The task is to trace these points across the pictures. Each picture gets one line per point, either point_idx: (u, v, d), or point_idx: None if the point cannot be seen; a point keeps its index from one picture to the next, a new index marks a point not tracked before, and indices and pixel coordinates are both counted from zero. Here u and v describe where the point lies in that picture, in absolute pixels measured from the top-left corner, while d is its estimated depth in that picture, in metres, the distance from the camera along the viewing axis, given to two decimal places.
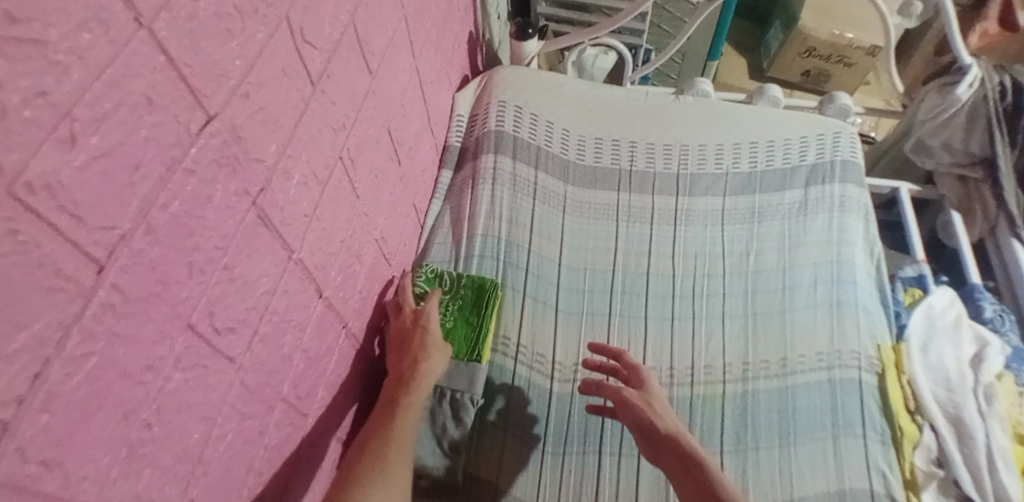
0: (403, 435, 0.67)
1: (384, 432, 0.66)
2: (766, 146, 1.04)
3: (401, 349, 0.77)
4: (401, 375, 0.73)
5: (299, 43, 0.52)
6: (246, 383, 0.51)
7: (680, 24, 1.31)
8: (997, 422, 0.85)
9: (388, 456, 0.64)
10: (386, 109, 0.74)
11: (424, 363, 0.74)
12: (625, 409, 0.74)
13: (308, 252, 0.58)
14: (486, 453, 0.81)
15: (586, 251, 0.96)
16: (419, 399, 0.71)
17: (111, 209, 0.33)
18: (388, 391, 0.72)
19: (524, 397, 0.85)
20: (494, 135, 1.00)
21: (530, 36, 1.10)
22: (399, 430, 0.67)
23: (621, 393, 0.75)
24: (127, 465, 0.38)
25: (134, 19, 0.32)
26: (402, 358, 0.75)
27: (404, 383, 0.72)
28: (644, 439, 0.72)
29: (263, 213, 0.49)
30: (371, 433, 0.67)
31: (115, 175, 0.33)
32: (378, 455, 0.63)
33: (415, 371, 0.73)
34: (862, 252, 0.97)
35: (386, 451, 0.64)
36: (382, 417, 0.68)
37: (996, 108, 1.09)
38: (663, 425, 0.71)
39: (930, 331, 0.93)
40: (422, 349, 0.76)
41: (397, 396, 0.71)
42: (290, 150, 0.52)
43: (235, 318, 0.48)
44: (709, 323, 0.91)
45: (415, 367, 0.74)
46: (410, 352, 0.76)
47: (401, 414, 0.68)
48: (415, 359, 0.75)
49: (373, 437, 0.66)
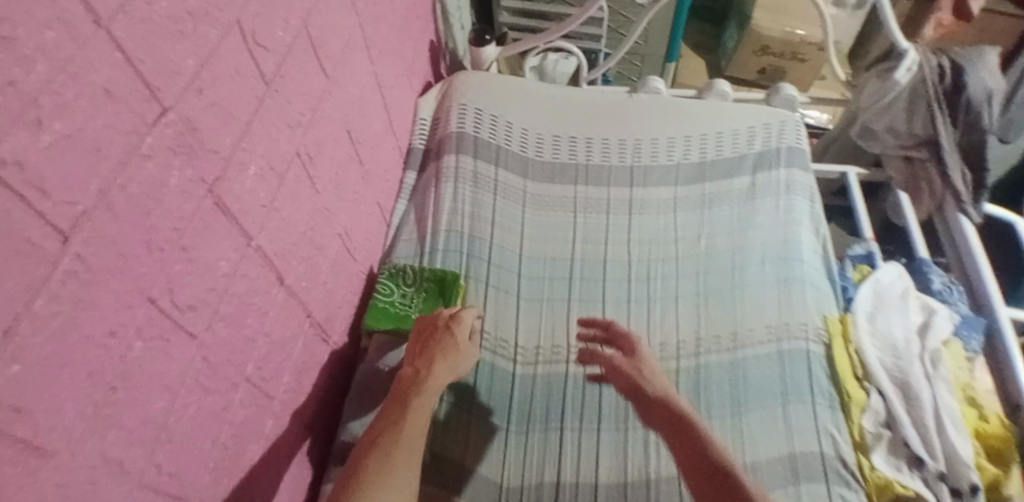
0: (413, 437, 0.64)
1: (394, 433, 0.64)
2: (715, 136, 1.10)
3: (424, 348, 0.76)
4: (419, 375, 0.72)
5: (251, 45, 0.57)
6: (208, 360, 0.55)
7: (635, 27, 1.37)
8: (944, 386, 0.92)
9: (397, 453, 0.62)
10: (344, 110, 0.80)
11: (445, 367, 0.74)
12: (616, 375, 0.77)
13: (266, 241, 0.63)
14: (453, 438, 0.84)
15: (546, 241, 1.01)
16: (430, 403, 0.69)
17: (74, 185, 0.37)
18: (402, 391, 0.70)
19: (475, 387, 0.88)
20: (455, 137, 1.06)
21: (488, 42, 1.15)
22: (409, 431, 0.64)
23: (611, 360, 0.78)
24: (94, 423, 0.42)
25: (93, 20, 0.38)
26: (424, 360, 0.74)
27: (420, 379, 0.71)
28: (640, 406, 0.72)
29: (219, 201, 0.54)
30: (380, 432, 0.65)
31: (77, 156, 0.37)
32: (387, 452, 0.62)
33: (435, 374, 0.72)
34: (809, 232, 1.02)
35: (395, 451, 0.62)
36: (393, 416, 0.66)
37: (935, 88, 1.15)
38: (653, 389, 0.73)
39: (878, 303, 1.00)
40: (448, 352, 0.75)
41: (411, 395, 0.69)
42: (244, 144, 0.58)
43: (194, 296, 0.52)
44: (664, 304, 0.96)
45: (435, 372, 0.73)
46: (434, 355, 0.75)
47: (412, 415, 0.66)
48: (437, 362, 0.74)
49: (384, 435, 0.64)
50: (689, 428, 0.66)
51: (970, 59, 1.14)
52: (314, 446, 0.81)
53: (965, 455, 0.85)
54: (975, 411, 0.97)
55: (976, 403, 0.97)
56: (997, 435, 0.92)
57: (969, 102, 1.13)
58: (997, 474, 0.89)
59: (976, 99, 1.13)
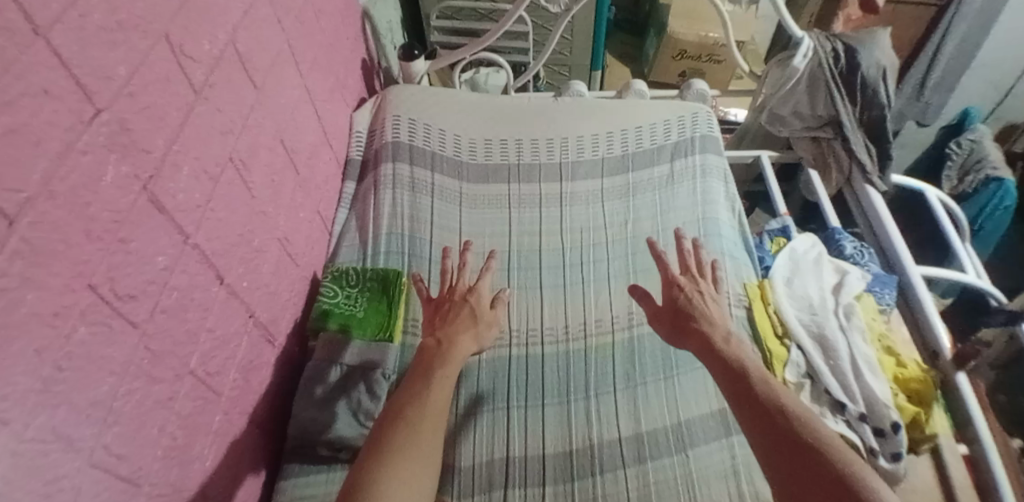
0: (438, 407, 0.69)
1: (418, 403, 0.68)
2: (635, 130, 1.19)
3: (444, 321, 0.81)
4: (441, 346, 0.76)
5: (180, 56, 0.63)
6: (151, 349, 0.59)
7: (547, 32, 1.46)
8: (857, 335, 0.99)
9: (422, 423, 0.66)
10: (276, 121, 0.86)
11: (465, 338, 0.79)
12: (668, 313, 0.80)
13: (204, 239, 0.68)
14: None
15: (483, 236, 1.07)
16: (454, 372, 0.74)
17: (17, 174, 0.42)
18: (425, 362, 0.74)
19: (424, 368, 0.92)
20: (391, 146, 1.12)
21: (416, 57, 1.23)
22: (433, 401, 0.69)
23: (673, 297, 0.81)
24: (42, 397, 0.45)
25: (33, 29, 0.43)
26: (444, 332, 0.79)
27: (443, 349, 0.76)
28: (683, 338, 0.77)
29: (154, 198, 0.59)
30: (404, 402, 0.69)
31: (20, 147, 0.42)
32: (412, 424, 0.66)
33: (457, 345, 0.77)
34: (725, 210, 1.12)
35: (422, 421, 0.66)
36: (417, 387, 0.70)
37: (831, 71, 1.23)
38: (705, 321, 0.77)
39: (794, 268, 1.09)
40: (469, 325, 0.81)
41: (433, 365, 0.74)
42: (176, 146, 0.63)
43: (135, 287, 0.56)
44: (597, 284, 1.03)
45: (457, 343, 0.77)
46: (455, 328, 0.80)
47: (436, 387, 0.70)
48: (459, 334, 0.79)
49: (409, 404, 0.68)
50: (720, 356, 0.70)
51: (860, 41, 1.22)
52: (263, 444, 0.83)
53: (883, 396, 0.91)
54: (893, 358, 1.01)
55: (892, 351, 1.02)
56: (915, 376, 0.96)
57: (864, 81, 1.22)
58: (917, 412, 0.93)
59: (870, 77, 1.22)
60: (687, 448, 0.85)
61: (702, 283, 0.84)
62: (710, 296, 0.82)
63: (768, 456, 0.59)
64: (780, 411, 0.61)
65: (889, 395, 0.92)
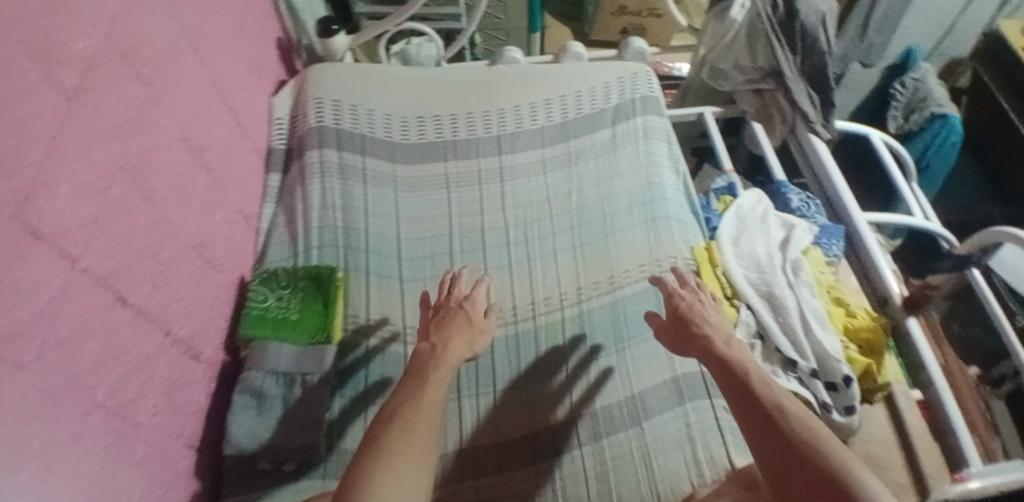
0: (432, 407, 0.63)
1: (411, 404, 0.63)
2: (574, 96, 1.14)
3: (439, 325, 0.78)
4: (435, 350, 0.72)
5: (43, 59, 0.55)
6: (48, 388, 0.53)
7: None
8: (805, 290, 0.99)
9: (415, 424, 0.60)
10: (175, 117, 0.79)
11: (460, 342, 0.75)
12: (672, 325, 0.78)
13: (95, 260, 0.61)
14: (513, 415, 0.87)
15: (421, 220, 1.03)
16: (447, 375, 0.69)
17: None
18: (418, 365, 0.70)
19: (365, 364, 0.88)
20: (315, 131, 1.05)
21: (336, 32, 1.14)
22: (429, 402, 0.63)
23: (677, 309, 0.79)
24: None
25: None
26: (439, 336, 0.76)
27: (436, 352, 0.72)
28: (687, 345, 0.75)
29: (28, 224, 0.52)
30: (397, 404, 0.63)
31: None
32: (406, 423, 0.60)
33: (450, 350, 0.73)
34: (669, 172, 1.10)
35: (415, 421, 0.60)
36: (413, 387, 0.66)
37: (769, 20, 1.19)
38: (710, 328, 0.74)
39: (741, 226, 1.08)
40: (465, 328, 0.77)
41: (427, 372, 0.69)
42: (51, 162, 0.55)
43: (19, 324, 0.50)
44: (544, 261, 1.00)
45: (451, 347, 0.73)
46: (450, 332, 0.77)
47: (431, 386, 0.66)
48: (452, 338, 0.75)
49: (401, 408, 0.62)
50: (725, 362, 0.68)
51: None
52: (204, 464, 0.80)
53: (832, 349, 0.92)
54: (842, 309, 1.02)
55: (841, 302, 1.03)
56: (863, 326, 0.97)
57: (802, 27, 1.17)
58: (867, 364, 0.94)
59: (809, 24, 1.17)
60: (642, 421, 0.84)
61: (703, 295, 0.82)
62: (710, 305, 0.80)
63: (766, 457, 0.55)
64: (779, 413, 0.57)
65: (838, 348, 0.93)
